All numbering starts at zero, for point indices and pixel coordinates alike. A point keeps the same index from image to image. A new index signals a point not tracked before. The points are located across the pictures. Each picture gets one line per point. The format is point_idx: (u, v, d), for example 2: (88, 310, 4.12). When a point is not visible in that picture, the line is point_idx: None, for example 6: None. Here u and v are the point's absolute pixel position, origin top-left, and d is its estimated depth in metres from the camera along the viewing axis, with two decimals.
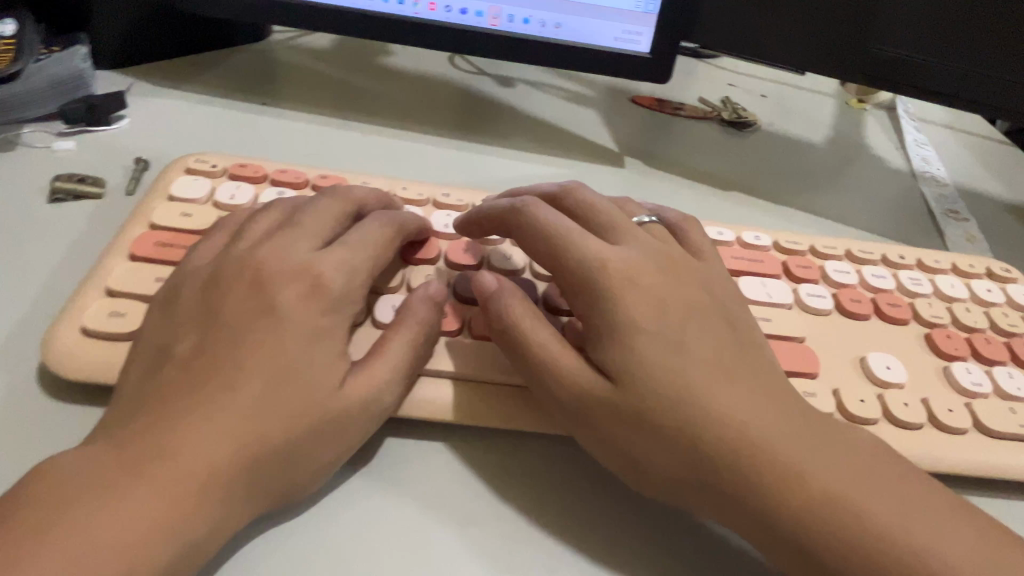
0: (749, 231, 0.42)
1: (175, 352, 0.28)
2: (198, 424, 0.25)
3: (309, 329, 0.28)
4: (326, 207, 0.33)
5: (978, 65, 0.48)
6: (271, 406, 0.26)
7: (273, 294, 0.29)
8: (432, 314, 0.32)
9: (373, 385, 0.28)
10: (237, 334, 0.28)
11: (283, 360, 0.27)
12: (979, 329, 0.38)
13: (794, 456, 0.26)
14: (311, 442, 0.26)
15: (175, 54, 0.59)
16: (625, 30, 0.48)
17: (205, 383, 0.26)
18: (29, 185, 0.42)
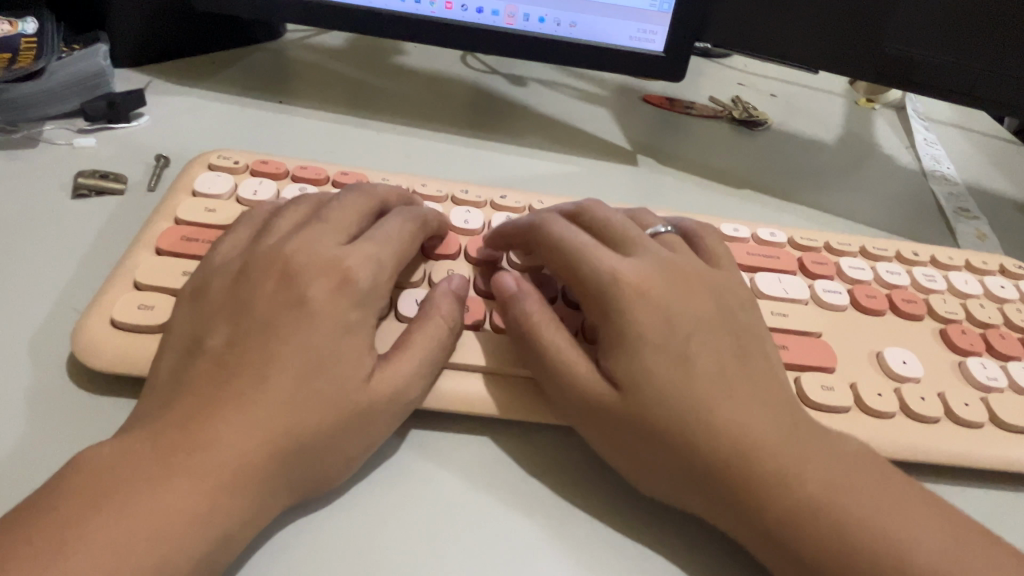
0: (764, 228, 0.42)
1: (205, 346, 0.28)
2: (230, 416, 0.25)
3: (338, 323, 0.28)
4: (352, 202, 0.34)
5: (990, 63, 0.48)
6: (302, 398, 0.26)
7: (301, 287, 0.29)
8: (457, 310, 0.32)
9: (401, 377, 0.28)
10: (267, 326, 0.28)
11: (313, 353, 0.27)
12: (993, 324, 0.38)
13: (810, 460, 0.27)
14: (341, 434, 0.27)
15: (192, 53, 0.59)
16: (640, 29, 0.49)
17: (236, 375, 0.26)
18: (52, 182, 0.42)
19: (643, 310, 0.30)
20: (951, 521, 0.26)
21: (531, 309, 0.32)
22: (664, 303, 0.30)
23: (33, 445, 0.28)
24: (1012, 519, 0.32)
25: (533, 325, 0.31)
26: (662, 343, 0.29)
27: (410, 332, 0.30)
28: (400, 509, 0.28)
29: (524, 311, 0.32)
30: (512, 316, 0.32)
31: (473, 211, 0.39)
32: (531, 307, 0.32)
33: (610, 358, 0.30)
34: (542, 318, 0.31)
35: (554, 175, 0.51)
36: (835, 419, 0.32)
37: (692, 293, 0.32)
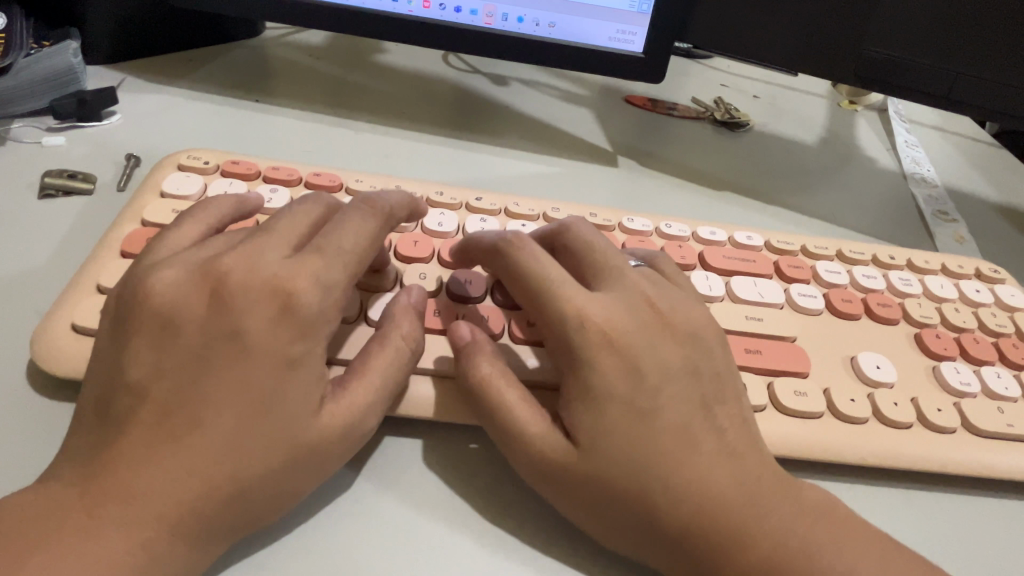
0: (741, 232, 0.42)
1: (128, 377, 0.26)
2: (166, 464, 0.24)
3: (277, 364, 0.26)
4: (303, 211, 0.31)
5: (967, 68, 0.49)
6: (241, 443, 0.25)
7: (239, 314, 0.26)
8: (417, 328, 0.31)
9: (355, 409, 0.27)
10: (199, 362, 0.26)
11: (251, 395, 0.26)
12: (967, 328, 0.38)
13: (759, 498, 0.27)
14: (287, 473, 0.26)
15: (167, 50, 0.58)
16: (619, 30, 0.48)
17: (170, 417, 0.25)
18: (19, 182, 0.42)
19: (612, 315, 0.30)
20: (896, 553, 0.27)
21: (484, 365, 0.30)
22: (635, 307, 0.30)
23: None
24: (981, 524, 0.32)
25: (488, 384, 0.29)
26: (632, 349, 0.29)
27: (368, 357, 0.29)
28: (365, 518, 0.28)
29: (477, 368, 0.30)
30: (463, 370, 0.30)
31: (447, 213, 0.39)
32: (484, 365, 0.30)
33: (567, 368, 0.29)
34: (495, 375, 0.30)
35: (534, 177, 0.51)
36: (808, 424, 0.32)
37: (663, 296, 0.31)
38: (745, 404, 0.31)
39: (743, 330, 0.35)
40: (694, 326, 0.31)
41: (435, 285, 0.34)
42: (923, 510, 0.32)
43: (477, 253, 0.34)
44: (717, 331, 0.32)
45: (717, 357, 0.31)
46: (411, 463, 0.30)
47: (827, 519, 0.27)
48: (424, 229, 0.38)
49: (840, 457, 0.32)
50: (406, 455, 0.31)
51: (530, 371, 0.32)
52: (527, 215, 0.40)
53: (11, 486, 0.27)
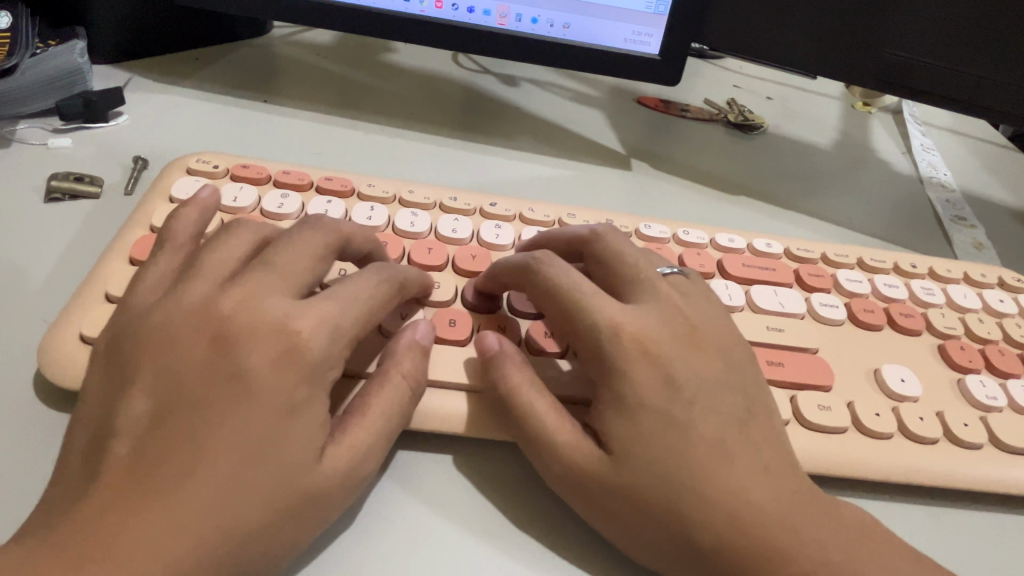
0: (760, 239, 0.41)
1: (120, 427, 0.25)
2: (153, 517, 0.23)
3: (278, 406, 0.25)
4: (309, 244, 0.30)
5: (988, 71, 0.48)
6: (237, 491, 0.24)
7: (240, 356, 0.26)
8: (419, 364, 0.30)
9: (356, 451, 0.27)
10: (195, 407, 0.25)
11: (249, 440, 0.24)
12: (991, 340, 0.38)
13: (790, 517, 0.26)
14: (287, 522, 0.24)
15: (174, 49, 0.58)
16: (635, 31, 0.48)
17: (161, 465, 0.24)
18: (25, 184, 0.41)
19: (634, 329, 0.29)
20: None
21: (514, 373, 0.29)
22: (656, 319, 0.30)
23: None
24: (1010, 543, 0.31)
25: (515, 393, 0.29)
26: (654, 366, 0.28)
27: (367, 396, 0.28)
28: (382, 535, 0.27)
29: (506, 376, 0.29)
30: (492, 380, 0.30)
31: (461, 219, 0.38)
32: (514, 371, 0.29)
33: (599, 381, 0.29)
34: (524, 382, 0.29)
35: (547, 180, 0.50)
36: (832, 439, 0.31)
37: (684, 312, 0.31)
38: (775, 418, 0.30)
39: (764, 341, 0.35)
40: (719, 341, 0.31)
41: (451, 295, 0.34)
42: (950, 527, 0.31)
43: (504, 278, 0.32)
44: (744, 347, 0.32)
45: (747, 371, 0.31)
46: (424, 479, 0.29)
47: (855, 540, 0.27)
48: (438, 235, 0.37)
49: (866, 473, 0.31)
50: (422, 469, 0.30)
51: (550, 384, 0.31)
52: (542, 221, 0.40)
53: (20, 502, 0.26)
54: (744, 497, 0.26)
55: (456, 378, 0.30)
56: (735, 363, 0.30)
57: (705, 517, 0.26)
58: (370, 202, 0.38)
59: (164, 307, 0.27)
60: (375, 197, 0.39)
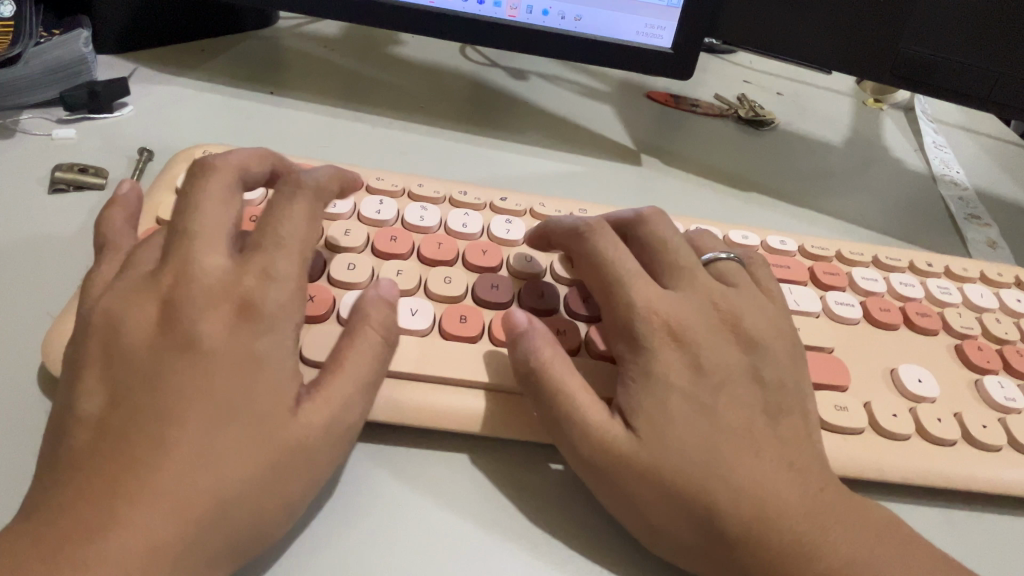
0: (773, 236, 0.41)
1: (82, 412, 0.24)
2: (127, 497, 0.22)
3: (240, 362, 0.25)
4: (213, 193, 0.28)
5: (1008, 68, 0.47)
6: (211, 455, 0.23)
7: (190, 327, 0.25)
8: (389, 315, 0.29)
9: (333, 402, 0.26)
10: (152, 381, 0.24)
11: (217, 401, 0.24)
12: (1009, 340, 0.37)
13: (813, 515, 0.26)
14: (274, 477, 0.24)
15: (180, 40, 0.57)
16: (647, 24, 0.47)
17: (125, 442, 0.23)
18: (28, 175, 0.40)
19: (649, 327, 0.28)
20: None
21: (544, 348, 0.29)
22: (677, 314, 0.29)
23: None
24: None
25: (547, 367, 0.28)
26: (669, 365, 0.28)
27: (339, 352, 0.27)
28: (392, 534, 0.27)
29: (536, 352, 0.28)
30: (520, 356, 0.29)
31: (471, 214, 0.37)
32: (544, 348, 0.29)
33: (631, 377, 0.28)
34: (554, 357, 0.28)
35: (557, 175, 0.50)
36: (848, 440, 0.31)
37: (719, 304, 0.31)
38: (807, 414, 0.29)
39: None
40: (753, 337, 0.30)
41: (461, 290, 0.33)
42: (966, 529, 0.31)
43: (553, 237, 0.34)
44: (786, 345, 0.31)
45: (780, 366, 0.30)
46: (434, 474, 0.29)
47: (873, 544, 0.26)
48: (448, 230, 0.36)
49: (884, 474, 0.30)
50: (435, 467, 0.29)
51: None
52: (553, 216, 0.39)
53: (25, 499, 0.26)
54: (762, 496, 0.25)
55: (467, 374, 0.30)
56: (768, 357, 0.30)
57: (720, 520, 0.25)
58: (378, 195, 0.38)
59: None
60: (384, 190, 0.38)
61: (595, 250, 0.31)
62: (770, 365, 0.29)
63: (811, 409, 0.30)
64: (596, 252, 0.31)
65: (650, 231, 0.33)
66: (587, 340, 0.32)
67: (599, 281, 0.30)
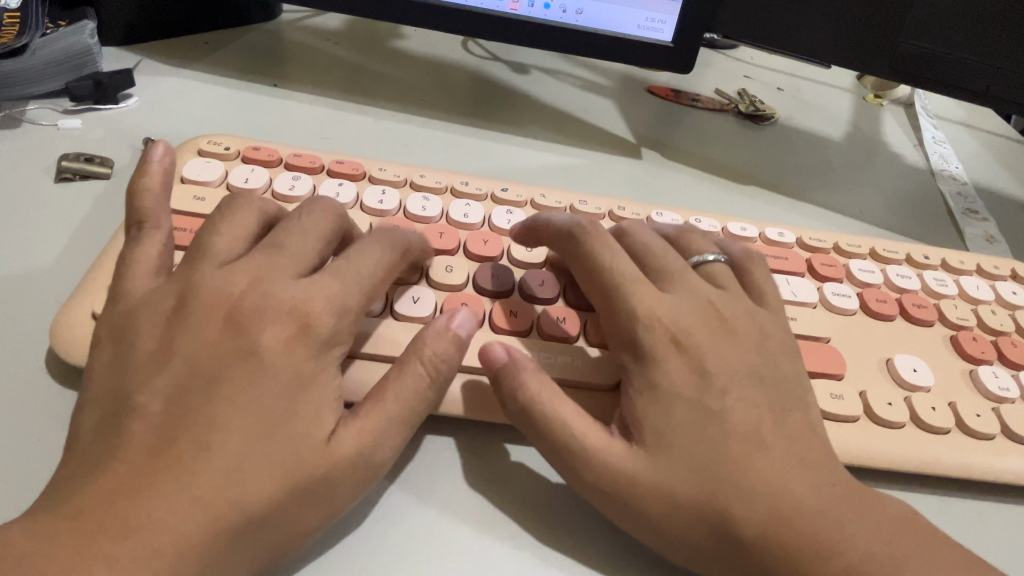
0: (772, 228, 0.41)
1: (133, 401, 0.24)
2: (164, 496, 0.22)
3: (290, 378, 0.26)
4: (312, 223, 0.30)
5: (1007, 61, 0.47)
6: (244, 473, 0.23)
7: (253, 335, 0.26)
8: (450, 356, 0.28)
9: (367, 434, 0.26)
10: (202, 390, 0.25)
11: (264, 414, 0.25)
12: (1004, 331, 0.37)
13: (809, 501, 0.26)
14: (299, 503, 0.24)
15: (182, 33, 0.57)
16: (648, 18, 0.47)
17: (173, 442, 0.23)
18: (35, 165, 0.41)
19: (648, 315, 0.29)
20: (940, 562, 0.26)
21: (531, 382, 0.28)
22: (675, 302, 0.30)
23: (9, 446, 0.27)
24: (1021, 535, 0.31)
25: (538, 399, 0.28)
26: (665, 352, 0.28)
27: (385, 383, 0.27)
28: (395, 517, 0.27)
29: (523, 384, 0.28)
30: (508, 395, 0.28)
31: (472, 204, 0.38)
32: (532, 379, 0.28)
33: (631, 363, 0.29)
34: (543, 391, 0.28)
35: (557, 168, 0.50)
36: (843, 427, 0.31)
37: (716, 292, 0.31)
38: (807, 403, 0.30)
39: None
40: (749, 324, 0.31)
41: (462, 278, 0.34)
42: (961, 517, 0.31)
43: (544, 236, 0.34)
44: (781, 333, 0.32)
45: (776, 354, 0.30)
46: (439, 461, 0.30)
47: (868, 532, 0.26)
48: (450, 220, 0.37)
49: (879, 461, 0.31)
50: (438, 456, 0.30)
51: (564, 368, 0.31)
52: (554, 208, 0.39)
53: (35, 480, 0.26)
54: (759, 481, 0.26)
55: (470, 360, 0.31)
56: (764, 345, 0.30)
57: (719, 503, 0.25)
58: (381, 185, 0.38)
59: (181, 288, 0.27)
60: (387, 180, 0.38)
61: (594, 251, 0.31)
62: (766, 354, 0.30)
63: (807, 398, 0.30)
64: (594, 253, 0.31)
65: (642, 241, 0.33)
66: (587, 330, 0.33)
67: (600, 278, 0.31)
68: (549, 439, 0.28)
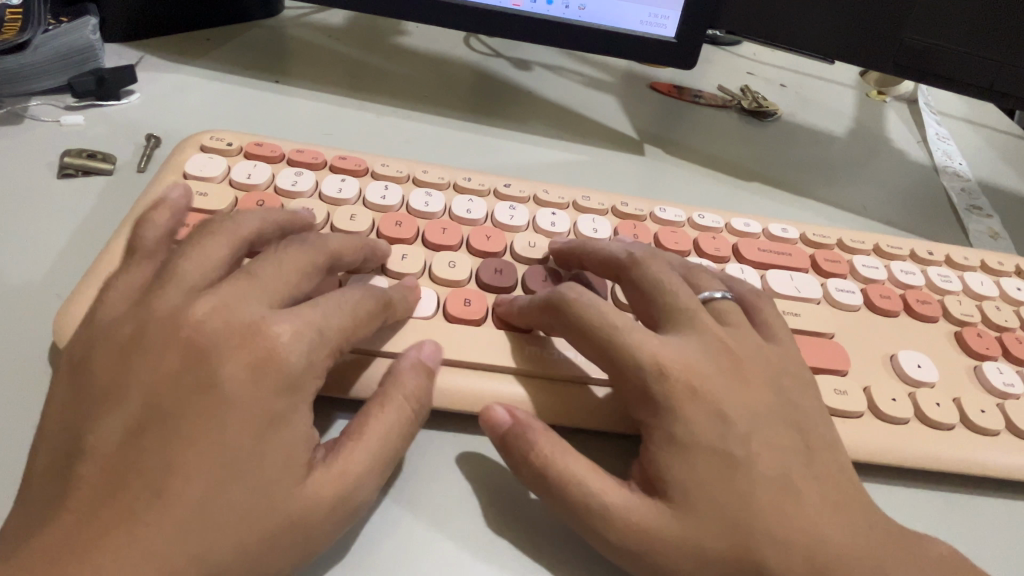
0: (775, 224, 0.41)
1: (87, 445, 0.24)
2: (115, 552, 0.21)
3: (256, 417, 0.24)
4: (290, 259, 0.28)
5: (1011, 57, 0.47)
6: (223, 503, 0.23)
7: (213, 367, 0.25)
8: (424, 385, 0.29)
9: (349, 474, 0.25)
10: (183, 402, 0.24)
11: (225, 458, 0.23)
12: (1009, 327, 0.37)
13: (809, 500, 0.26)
14: (270, 543, 0.23)
15: (185, 29, 0.57)
16: (651, 14, 0.47)
17: (128, 492, 0.22)
18: (38, 160, 0.41)
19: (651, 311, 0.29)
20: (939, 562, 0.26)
21: (542, 442, 0.27)
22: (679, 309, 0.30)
23: (13, 441, 0.27)
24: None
25: (552, 460, 0.27)
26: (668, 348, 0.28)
27: (365, 417, 0.27)
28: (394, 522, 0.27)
29: (534, 448, 0.27)
30: (518, 458, 0.27)
31: (475, 200, 0.38)
32: (541, 440, 0.27)
33: None
34: (551, 447, 0.27)
35: (560, 164, 0.50)
36: (846, 423, 0.31)
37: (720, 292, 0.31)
38: (808, 400, 0.30)
39: None
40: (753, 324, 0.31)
41: (465, 275, 0.34)
42: (964, 514, 0.31)
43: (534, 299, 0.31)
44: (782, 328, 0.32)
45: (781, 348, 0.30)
46: (441, 460, 0.30)
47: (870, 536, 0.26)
48: (452, 216, 0.37)
49: (882, 457, 0.31)
50: (440, 456, 0.30)
51: (568, 367, 0.31)
52: (557, 203, 0.39)
53: None
54: (760, 482, 0.26)
55: (473, 357, 0.31)
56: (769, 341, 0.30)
57: (719, 508, 0.25)
58: (383, 181, 0.38)
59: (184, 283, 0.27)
60: (389, 176, 0.38)
61: (592, 318, 0.29)
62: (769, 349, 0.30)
63: (809, 393, 0.30)
64: (594, 320, 0.29)
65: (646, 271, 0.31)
66: None
67: (599, 349, 0.28)
68: (555, 435, 0.28)
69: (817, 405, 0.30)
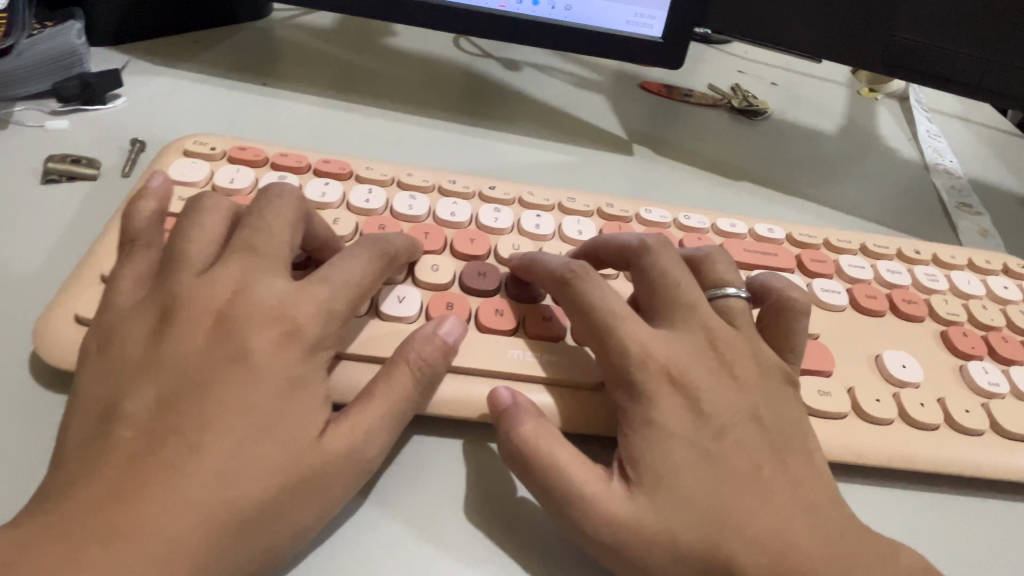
0: (762, 224, 0.41)
1: (127, 409, 0.24)
2: (160, 499, 0.22)
3: (283, 379, 0.26)
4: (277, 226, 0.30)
5: (999, 55, 0.47)
6: (255, 456, 0.24)
7: (243, 339, 0.26)
8: (437, 356, 0.29)
9: (360, 440, 0.26)
10: (206, 384, 0.25)
11: (257, 414, 0.25)
12: (995, 326, 0.37)
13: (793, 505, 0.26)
14: (289, 504, 0.24)
15: (172, 33, 0.57)
16: (637, 14, 0.47)
17: (165, 446, 0.23)
18: (20, 166, 0.41)
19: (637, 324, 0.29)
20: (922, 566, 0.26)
21: (527, 425, 0.27)
22: (691, 307, 0.30)
23: None
24: (1008, 532, 0.31)
25: (531, 444, 0.27)
26: (650, 366, 0.28)
27: (375, 386, 0.28)
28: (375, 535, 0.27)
29: (518, 427, 0.27)
30: (503, 439, 0.28)
31: (460, 202, 0.38)
32: (527, 422, 0.27)
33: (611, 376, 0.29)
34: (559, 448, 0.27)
35: (548, 164, 0.50)
36: (831, 425, 0.31)
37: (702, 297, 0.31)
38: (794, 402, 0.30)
39: None
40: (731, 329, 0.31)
41: (449, 278, 0.33)
42: (948, 514, 0.31)
43: (535, 275, 0.32)
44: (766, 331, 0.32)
45: (761, 350, 0.30)
46: (423, 467, 0.29)
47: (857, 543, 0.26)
48: (436, 219, 0.37)
49: (866, 458, 0.31)
50: (421, 463, 0.29)
51: (558, 372, 0.31)
52: (542, 205, 0.39)
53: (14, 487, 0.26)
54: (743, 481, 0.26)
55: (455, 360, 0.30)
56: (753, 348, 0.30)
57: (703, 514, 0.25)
58: (367, 184, 0.38)
59: (169, 287, 0.28)
60: (373, 179, 0.38)
61: (588, 298, 0.30)
62: (751, 355, 0.30)
63: (793, 394, 0.30)
64: (590, 299, 0.30)
65: (654, 258, 0.32)
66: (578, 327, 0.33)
67: (588, 325, 0.29)
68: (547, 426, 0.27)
69: (802, 404, 0.30)
